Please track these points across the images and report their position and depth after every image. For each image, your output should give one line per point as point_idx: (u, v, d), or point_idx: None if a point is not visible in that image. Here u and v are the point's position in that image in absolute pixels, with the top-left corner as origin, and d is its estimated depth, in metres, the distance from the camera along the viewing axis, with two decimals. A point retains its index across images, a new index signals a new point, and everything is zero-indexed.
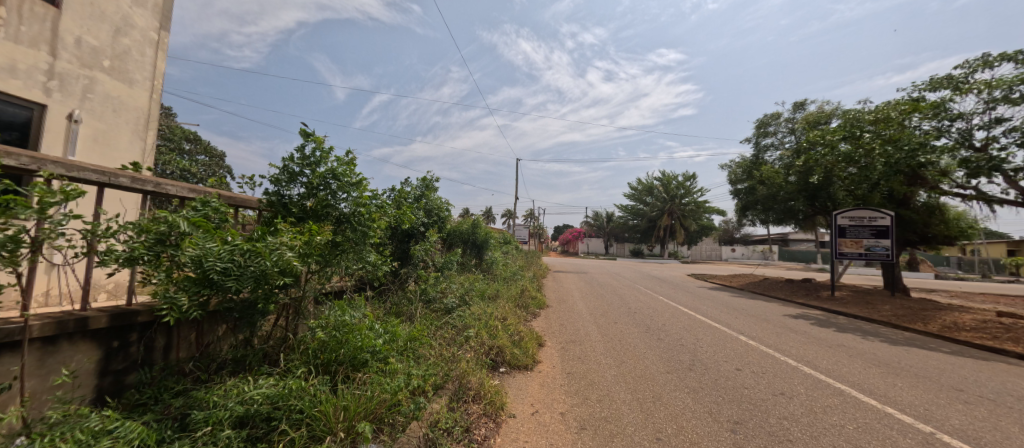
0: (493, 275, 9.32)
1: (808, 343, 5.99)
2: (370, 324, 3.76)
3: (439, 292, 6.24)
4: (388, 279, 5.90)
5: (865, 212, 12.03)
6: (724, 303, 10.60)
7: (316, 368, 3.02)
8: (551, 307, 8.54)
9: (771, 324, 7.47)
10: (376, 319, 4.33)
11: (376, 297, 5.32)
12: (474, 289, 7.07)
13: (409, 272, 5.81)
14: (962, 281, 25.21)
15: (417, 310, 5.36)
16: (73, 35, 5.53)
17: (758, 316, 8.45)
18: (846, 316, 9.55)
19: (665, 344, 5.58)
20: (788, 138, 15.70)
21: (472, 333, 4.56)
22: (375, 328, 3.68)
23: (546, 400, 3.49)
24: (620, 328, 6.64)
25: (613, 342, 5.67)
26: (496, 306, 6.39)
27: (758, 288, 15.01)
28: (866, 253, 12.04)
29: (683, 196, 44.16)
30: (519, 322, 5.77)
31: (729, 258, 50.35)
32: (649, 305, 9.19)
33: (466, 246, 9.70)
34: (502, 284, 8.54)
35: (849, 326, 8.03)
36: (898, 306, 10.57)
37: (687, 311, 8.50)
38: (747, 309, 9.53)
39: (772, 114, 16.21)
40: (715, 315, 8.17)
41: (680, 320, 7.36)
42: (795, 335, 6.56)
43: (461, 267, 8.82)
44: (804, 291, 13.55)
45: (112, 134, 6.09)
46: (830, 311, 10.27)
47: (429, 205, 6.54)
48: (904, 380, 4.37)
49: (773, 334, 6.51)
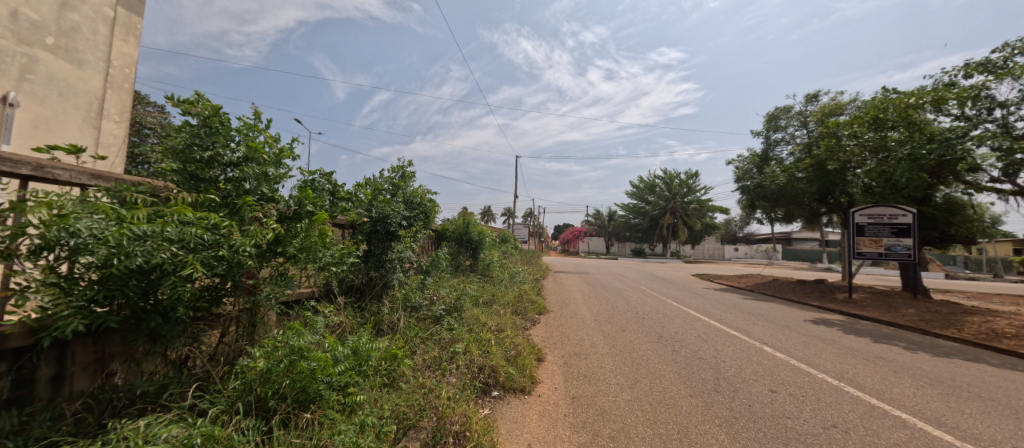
0: (489, 278, 8.67)
1: (841, 355, 5.32)
2: (327, 343, 3.05)
3: (426, 299, 5.58)
4: (364, 284, 5.25)
5: (885, 209, 11.33)
6: (736, 306, 9.91)
7: (250, 406, 2.32)
8: (551, 312, 7.89)
9: (793, 331, 6.82)
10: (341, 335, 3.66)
11: (345, 306, 4.67)
12: (467, 294, 6.40)
13: (385, 275, 5.19)
14: (974, 281, 24.55)
15: (402, 322, 4.76)
16: (8, 6, 4.86)
17: (777, 322, 7.79)
18: (868, 321, 8.88)
19: (680, 357, 4.92)
20: (800, 132, 15.00)
21: (460, 349, 3.89)
22: (331, 348, 2.97)
23: (547, 437, 2.81)
24: (628, 337, 5.98)
25: (621, 355, 5.00)
26: (491, 314, 5.71)
27: (770, 290, 14.32)
28: (886, 253, 11.37)
29: (685, 195, 43.51)
30: (516, 332, 5.08)
31: (732, 257, 49.73)
32: (657, 309, 8.53)
33: (459, 245, 9.05)
34: (498, 287, 7.86)
35: (877, 333, 7.37)
36: (924, 309, 9.89)
37: (699, 316, 7.84)
38: (762, 314, 8.88)
39: (783, 107, 15.50)
40: (731, 321, 7.52)
41: (692, 327, 6.71)
42: (823, 345, 5.89)
43: (454, 269, 8.17)
44: (819, 293, 12.87)
45: (58, 121, 5.42)
46: (850, 316, 9.60)
47: (409, 199, 5.90)
48: (972, 406, 3.70)
49: (799, 344, 5.82)
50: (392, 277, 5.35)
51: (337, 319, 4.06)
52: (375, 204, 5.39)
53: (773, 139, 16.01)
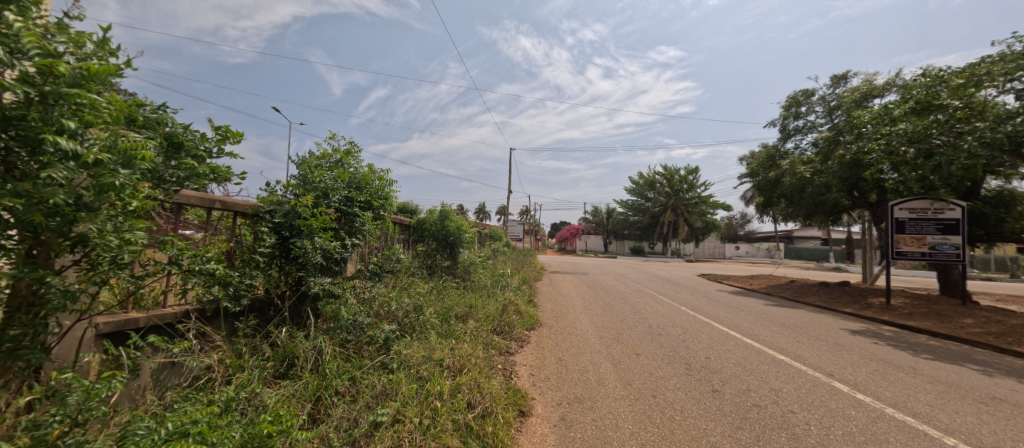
0: (468, 282, 7.16)
1: (945, 397, 3.83)
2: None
3: (367, 318, 4.09)
4: (269, 300, 3.74)
5: (928, 202, 9.91)
6: (762, 315, 8.45)
7: None
8: (545, 325, 6.41)
9: (851, 353, 5.37)
10: (172, 416, 2.14)
11: (226, 339, 3.16)
12: (430, 306, 4.91)
13: (308, 280, 3.69)
14: (996, 283, 23.10)
15: (330, 357, 3.35)
16: None
17: (822, 338, 6.31)
18: (921, 335, 7.45)
19: (729, 406, 3.43)
20: (822, 119, 13.56)
21: (385, 418, 2.37)
22: None
23: None
24: (645, 365, 4.51)
25: (643, 400, 3.50)
26: (456, 340, 4.22)
27: (789, 293, 12.86)
28: (930, 253, 9.92)
29: (687, 191, 42.09)
30: (487, 369, 3.54)
31: (734, 256, 48.39)
32: (673, 322, 7.04)
33: (432, 243, 7.49)
34: (478, 296, 6.33)
35: (946, 352, 5.94)
36: (979, 319, 8.49)
37: (726, 332, 6.38)
38: (797, 326, 7.42)
39: (805, 90, 14.00)
40: (766, 337, 6.07)
41: (724, 349, 5.26)
42: (909, 378, 4.40)
43: (423, 273, 6.64)
44: (848, 298, 11.40)
45: None
46: (895, 327, 8.17)
47: (355, 182, 4.58)
48: None
49: (877, 377, 4.36)
50: (314, 282, 3.75)
51: (195, 361, 2.68)
52: (308, 184, 4.14)
53: (791, 128, 14.52)
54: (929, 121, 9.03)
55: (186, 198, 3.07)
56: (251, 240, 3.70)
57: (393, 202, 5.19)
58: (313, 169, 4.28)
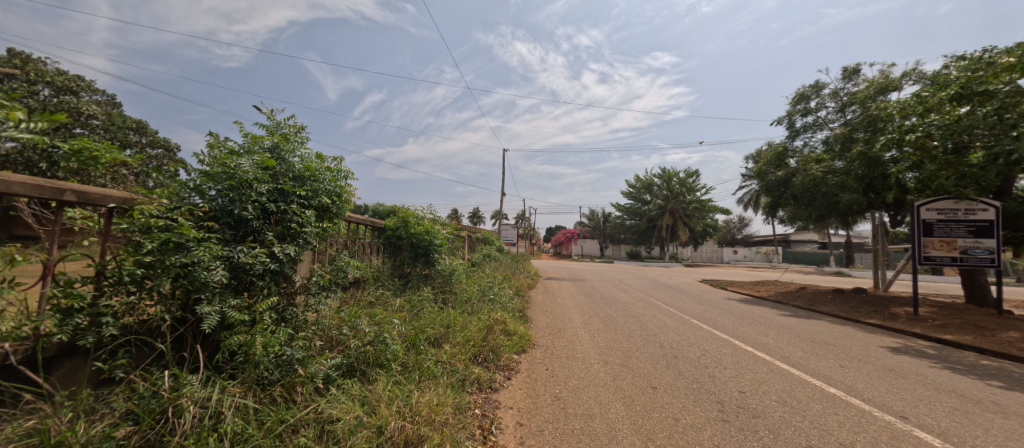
0: (447, 295, 6.12)
1: None
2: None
3: (299, 351, 3.05)
4: (148, 331, 2.67)
5: (957, 202, 9.06)
6: (784, 329, 7.49)
7: None
8: (538, 346, 5.38)
9: (912, 383, 4.39)
10: None
11: (57, 403, 2.08)
12: (393, 331, 3.86)
13: (205, 308, 2.63)
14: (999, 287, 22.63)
15: (227, 414, 2.33)
16: None
17: (865, 361, 5.33)
18: (968, 354, 6.51)
19: None
20: (834, 115, 12.75)
21: None
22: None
23: None
24: (665, 406, 3.49)
25: None
26: (416, 383, 3.17)
27: (802, 302, 11.92)
28: (961, 259, 9.04)
29: (686, 194, 41.36)
30: (451, 433, 2.51)
31: (732, 260, 47.62)
32: (688, 340, 6.03)
33: (406, 249, 6.44)
34: (458, 313, 5.29)
35: (1015, 378, 4.99)
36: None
37: (754, 353, 5.37)
38: (828, 343, 6.44)
39: (814, 84, 13.23)
40: (802, 361, 5.07)
41: (760, 379, 4.25)
42: (1005, 422, 3.41)
43: (393, 284, 5.58)
44: (869, 307, 10.47)
45: None
46: (934, 343, 7.23)
47: (293, 175, 3.57)
48: None
49: (965, 423, 3.37)
50: (211, 311, 2.68)
51: None
52: (221, 172, 3.11)
53: (800, 125, 13.69)
54: (965, 113, 8.23)
55: (9, 186, 2.07)
56: (127, 246, 2.62)
57: (350, 200, 4.17)
58: (229, 154, 3.26)
